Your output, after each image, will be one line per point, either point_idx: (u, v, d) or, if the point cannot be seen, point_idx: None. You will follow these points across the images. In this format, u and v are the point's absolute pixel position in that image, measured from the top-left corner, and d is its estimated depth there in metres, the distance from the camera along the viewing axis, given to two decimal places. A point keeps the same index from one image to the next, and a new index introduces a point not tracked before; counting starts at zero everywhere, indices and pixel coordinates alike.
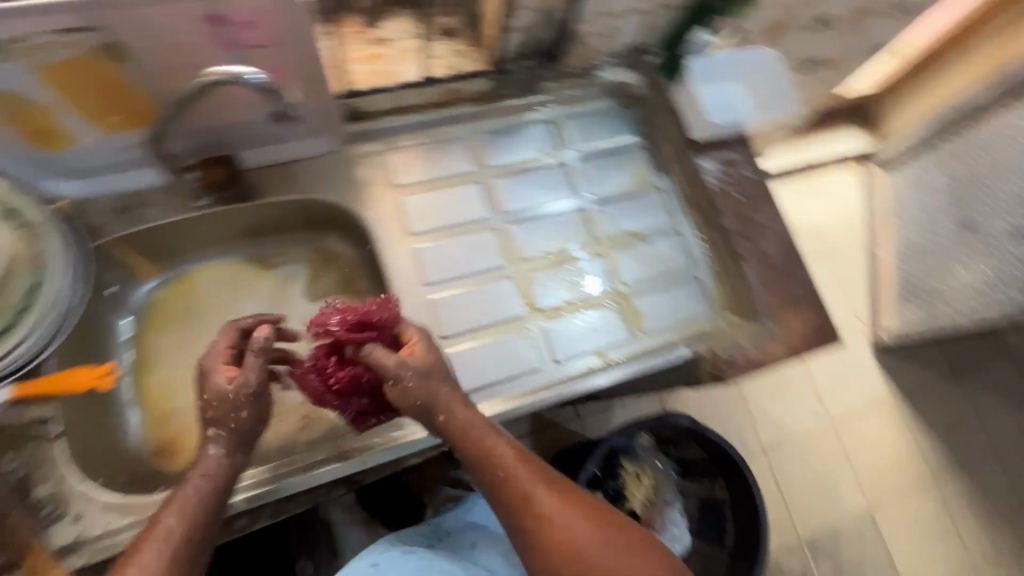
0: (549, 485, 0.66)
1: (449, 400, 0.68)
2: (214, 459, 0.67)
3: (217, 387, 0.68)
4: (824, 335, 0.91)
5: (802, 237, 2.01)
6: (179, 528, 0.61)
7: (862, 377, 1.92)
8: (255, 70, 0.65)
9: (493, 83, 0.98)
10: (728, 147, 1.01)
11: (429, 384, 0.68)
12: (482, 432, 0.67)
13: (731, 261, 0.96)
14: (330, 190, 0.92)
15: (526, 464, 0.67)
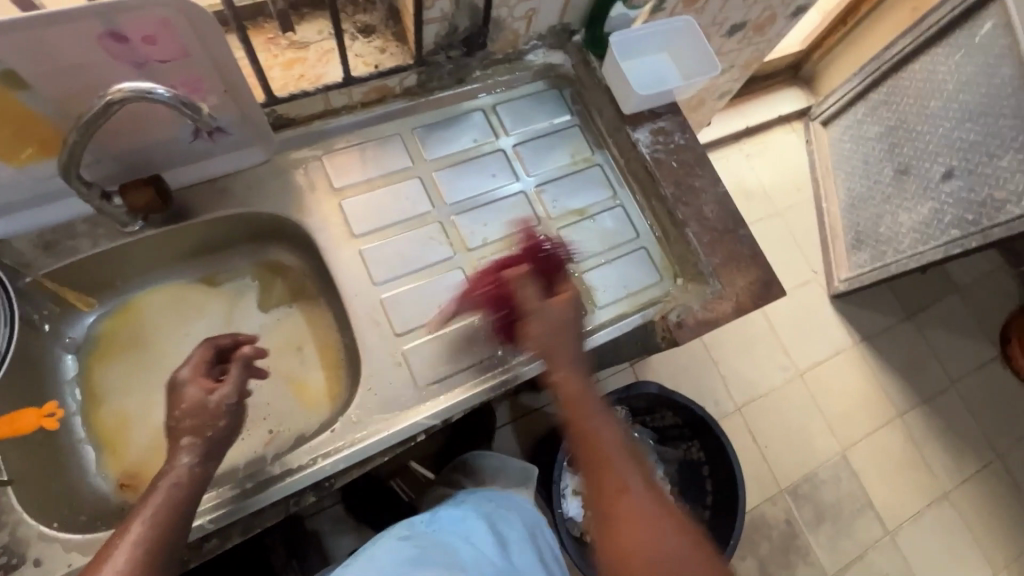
0: (634, 464, 0.70)
1: (565, 366, 0.75)
2: (185, 467, 0.66)
3: (196, 398, 0.70)
4: (767, 287, 0.95)
5: (753, 199, 2.06)
6: (145, 541, 0.59)
7: (823, 326, 2.00)
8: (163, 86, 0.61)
9: (420, 77, 0.97)
10: (660, 117, 1.03)
11: (564, 328, 0.77)
12: (590, 412, 0.72)
13: (674, 228, 0.98)
14: (266, 201, 0.90)
15: (617, 438, 0.71)
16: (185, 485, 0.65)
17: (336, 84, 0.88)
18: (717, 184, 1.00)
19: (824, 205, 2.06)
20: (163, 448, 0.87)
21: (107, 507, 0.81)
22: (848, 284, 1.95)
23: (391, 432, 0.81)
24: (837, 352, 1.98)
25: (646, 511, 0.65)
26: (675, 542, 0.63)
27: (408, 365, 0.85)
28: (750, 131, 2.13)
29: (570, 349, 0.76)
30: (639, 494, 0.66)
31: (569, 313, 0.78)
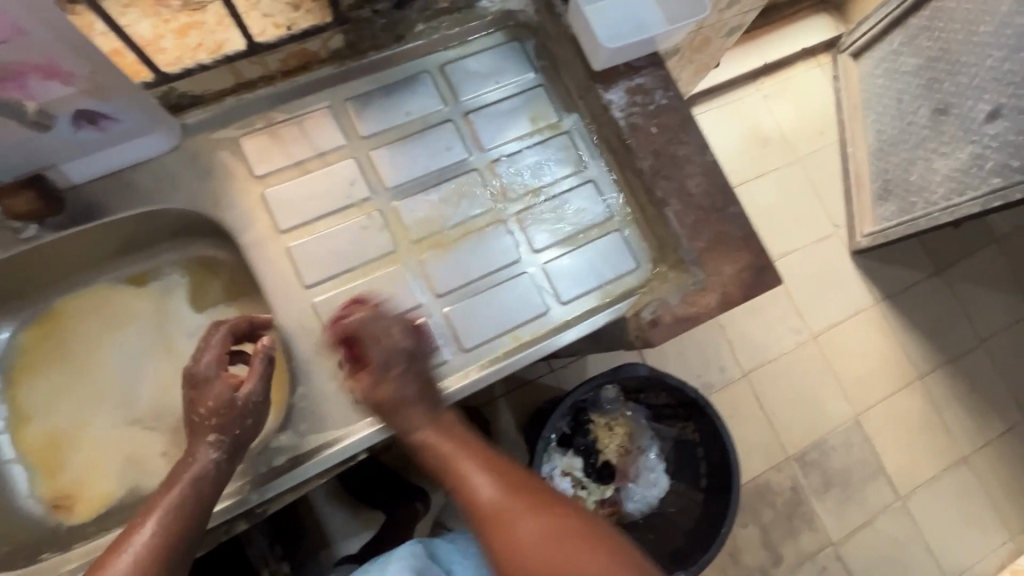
0: (498, 476, 0.70)
1: (421, 425, 0.74)
2: (211, 462, 0.69)
3: (224, 395, 0.70)
4: (758, 276, 0.82)
5: (771, 143, 1.81)
6: (161, 531, 0.63)
7: (842, 284, 1.78)
8: None
9: (349, 37, 0.83)
10: (638, 73, 0.87)
11: (413, 405, 0.74)
12: (446, 449, 0.73)
13: (652, 207, 0.85)
14: (180, 193, 0.79)
15: (481, 461, 0.72)
16: (207, 481, 0.68)
17: (240, 53, 0.77)
18: (705, 152, 0.85)
19: (850, 150, 1.81)
20: (95, 467, 0.81)
21: (41, 532, 0.77)
22: (870, 240, 1.72)
23: (339, 447, 0.76)
24: (849, 317, 1.76)
25: (519, 524, 0.65)
26: (550, 541, 0.62)
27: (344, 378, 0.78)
28: (767, 69, 1.85)
29: (413, 396, 0.74)
30: (507, 515, 0.66)
31: (389, 367, 0.73)
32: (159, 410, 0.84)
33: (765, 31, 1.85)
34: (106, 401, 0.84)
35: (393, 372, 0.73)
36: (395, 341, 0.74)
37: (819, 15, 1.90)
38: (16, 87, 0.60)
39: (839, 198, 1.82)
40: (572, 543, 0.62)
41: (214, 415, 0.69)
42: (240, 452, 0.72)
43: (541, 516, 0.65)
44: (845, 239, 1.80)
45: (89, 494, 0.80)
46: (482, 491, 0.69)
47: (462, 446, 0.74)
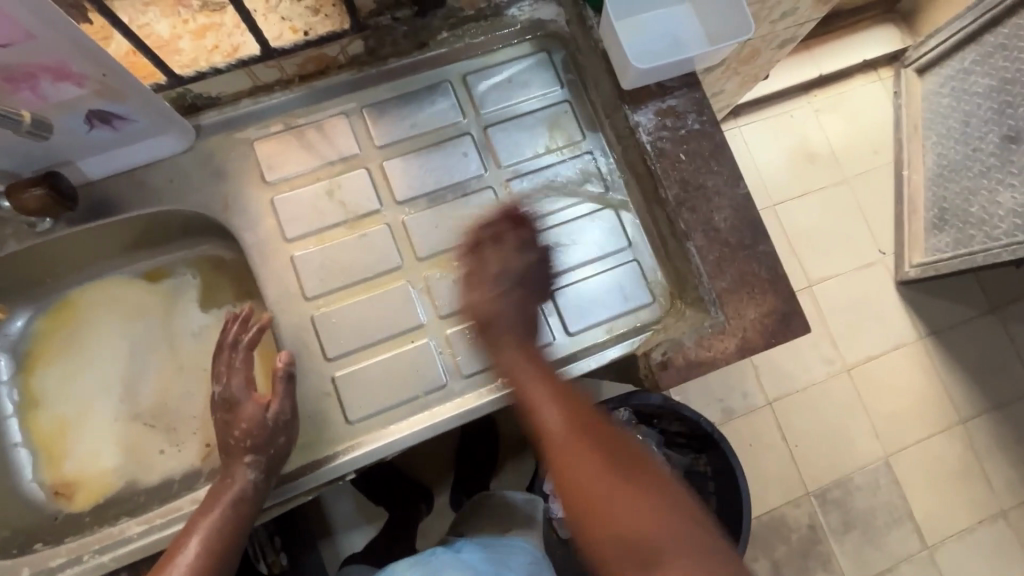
0: (573, 418, 0.64)
1: (505, 345, 0.71)
2: (250, 483, 0.71)
3: (256, 416, 0.71)
4: (781, 322, 0.76)
5: (818, 162, 1.71)
6: (205, 552, 0.66)
7: (883, 316, 1.66)
8: None
9: (370, 43, 0.79)
10: (670, 94, 0.81)
11: (506, 317, 0.72)
12: (524, 373, 0.69)
13: (673, 238, 0.80)
14: (189, 194, 0.78)
15: (557, 389, 0.67)
16: (247, 502, 0.70)
17: (255, 58, 0.74)
18: (736, 183, 0.79)
19: (905, 172, 1.68)
20: (97, 458, 0.83)
21: (42, 518, 0.79)
22: (919, 271, 1.60)
23: (325, 468, 0.75)
24: (889, 349, 1.64)
25: (589, 459, 0.60)
26: (644, 514, 0.56)
27: (338, 395, 0.77)
28: (822, 81, 1.74)
29: (512, 315, 0.72)
30: (578, 446, 0.61)
31: (492, 284, 0.73)
32: (162, 407, 0.85)
33: (822, 41, 1.74)
34: (112, 394, 0.85)
35: (505, 290, 0.73)
36: (517, 257, 0.75)
37: (883, 26, 1.76)
38: (27, 88, 0.60)
39: (886, 224, 1.69)
40: (642, 491, 0.57)
41: (249, 437, 0.71)
42: (275, 471, 0.73)
43: (616, 455, 0.61)
44: (891, 267, 1.67)
45: (89, 484, 0.82)
46: (556, 420, 0.64)
47: (542, 372, 0.69)
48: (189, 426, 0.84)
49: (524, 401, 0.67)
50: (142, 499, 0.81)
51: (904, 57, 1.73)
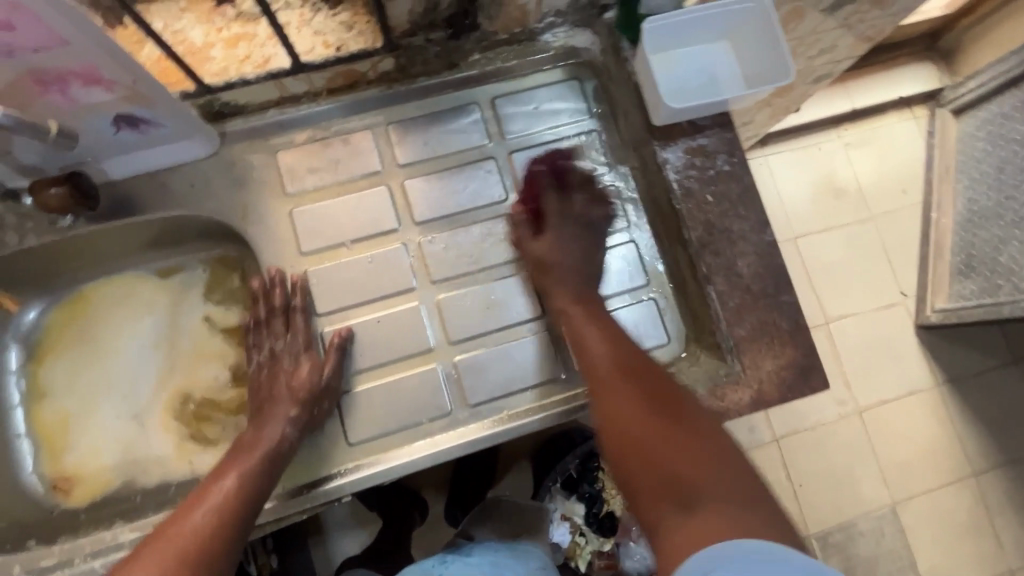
0: (619, 356, 0.68)
1: (558, 288, 0.75)
2: (285, 435, 0.72)
3: (310, 378, 0.73)
4: (798, 376, 0.74)
5: (845, 198, 1.67)
6: (235, 490, 0.66)
7: (901, 359, 1.60)
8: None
9: (401, 61, 0.78)
10: (702, 133, 0.79)
11: (562, 254, 0.77)
12: (573, 314, 0.73)
13: (694, 281, 0.78)
14: (208, 201, 0.78)
15: (604, 330, 0.71)
16: (278, 454, 0.71)
17: (285, 71, 0.73)
18: (764, 230, 0.77)
19: (933, 214, 1.62)
20: (98, 454, 0.83)
21: (38, 511, 0.79)
22: (940, 316, 1.54)
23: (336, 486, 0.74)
24: (900, 395, 1.58)
25: (634, 396, 0.64)
26: (681, 447, 0.59)
27: (342, 415, 0.76)
28: (854, 115, 1.70)
29: (571, 261, 0.77)
30: (623, 390, 0.64)
31: (558, 230, 0.78)
32: (164, 409, 0.84)
33: (857, 75, 1.70)
34: (117, 390, 0.85)
35: (569, 236, 0.78)
36: (581, 207, 0.80)
37: (921, 63, 1.71)
38: (58, 91, 0.60)
39: (909, 265, 1.64)
40: (684, 432, 0.60)
41: (298, 392, 0.73)
42: (310, 432, 0.75)
43: (664, 398, 0.63)
44: (911, 311, 1.62)
45: (89, 480, 0.82)
46: (600, 358, 0.68)
47: (593, 315, 0.73)
48: (190, 429, 0.83)
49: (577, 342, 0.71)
50: (138, 502, 0.80)
51: (940, 96, 1.68)
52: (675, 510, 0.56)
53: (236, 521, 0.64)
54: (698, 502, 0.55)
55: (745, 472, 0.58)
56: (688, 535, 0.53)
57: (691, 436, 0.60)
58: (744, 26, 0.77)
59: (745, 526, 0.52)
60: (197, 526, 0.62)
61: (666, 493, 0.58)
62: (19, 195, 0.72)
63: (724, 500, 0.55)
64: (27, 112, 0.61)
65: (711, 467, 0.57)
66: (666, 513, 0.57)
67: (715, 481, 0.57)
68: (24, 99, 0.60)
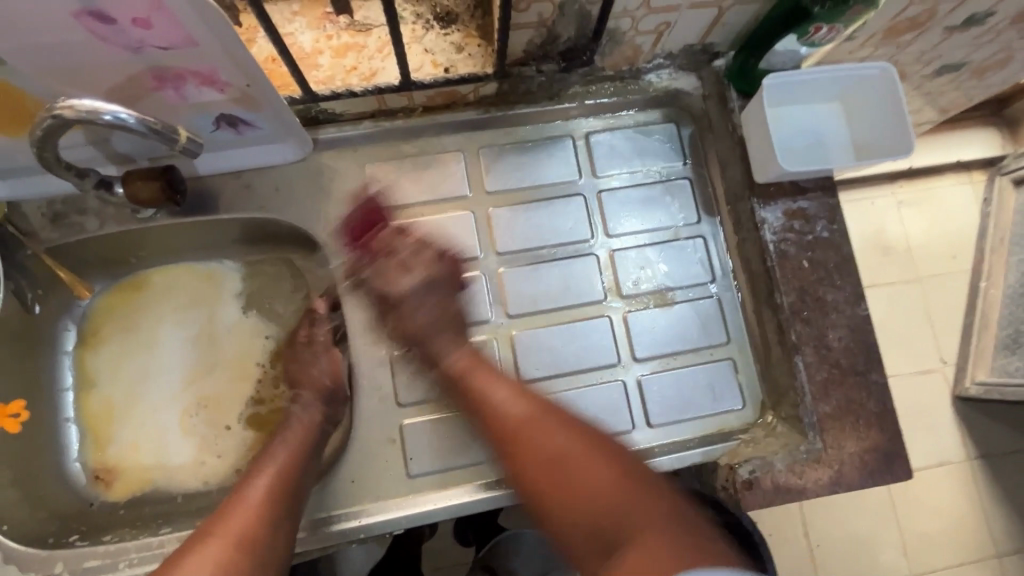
0: (527, 400, 0.68)
1: (445, 346, 0.72)
2: (303, 415, 0.71)
3: (299, 352, 0.76)
4: (880, 462, 0.71)
5: (917, 250, 1.35)
6: (274, 483, 0.64)
7: (932, 427, 1.30)
8: (115, 108, 0.48)
9: (503, 87, 0.76)
10: (803, 195, 0.76)
11: (439, 315, 0.72)
12: (470, 367, 0.71)
13: (780, 347, 0.75)
14: (292, 209, 0.76)
15: (507, 380, 0.70)
16: (308, 431, 0.70)
17: (392, 87, 0.70)
18: (858, 303, 0.74)
19: (981, 283, 1.31)
20: (141, 449, 0.80)
21: (79, 502, 0.77)
22: (981, 390, 1.24)
23: (385, 521, 0.70)
24: (927, 466, 1.29)
25: (549, 441, 0.63)
26: (598, 496, 0.58)
27: (401, 445, 0.73)
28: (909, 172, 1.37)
29: (435, 326, 0.72)
30: (540, 435, 0.64)
31: (413, 297, 0.72)
32: (212, 410, 0.81)
33: None
34: (165, 386, 0.82)
35: (426, 294, 0.73)
36: (430, 262, 0.74)
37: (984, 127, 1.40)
38: (172, 87, 0.58)
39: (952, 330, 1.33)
40: (607, 470, 0.60)
41: (294, 373, 0.75)
42: (331, 401, 0.73)
43: (574, 445, 0.62)
44: (949, 379, 1.31)
45: (131, 476, 0.79)
46: (505, 405, 0.67)
47: (484, 365, 0.71)
48: (237, 435, 0.80)
49: (474, 393, 0.69)
50: (179, 503, 0.78)
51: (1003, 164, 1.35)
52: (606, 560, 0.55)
53: (288, 503, 0.63)
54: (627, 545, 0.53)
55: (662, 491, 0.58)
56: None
57: (602, 473, 0.60)
58: (867, 93, 0.75)
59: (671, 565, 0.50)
60: (252, 506, 0.61)
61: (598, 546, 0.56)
62: (110, 185, 0.66)
63: (650, 530, 0.53)
64: (136, 106, 0.59)
65: (631, 501, 0.57)
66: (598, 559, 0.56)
67: (638, 514, 0.56)
68: (137, 93, 0.58)
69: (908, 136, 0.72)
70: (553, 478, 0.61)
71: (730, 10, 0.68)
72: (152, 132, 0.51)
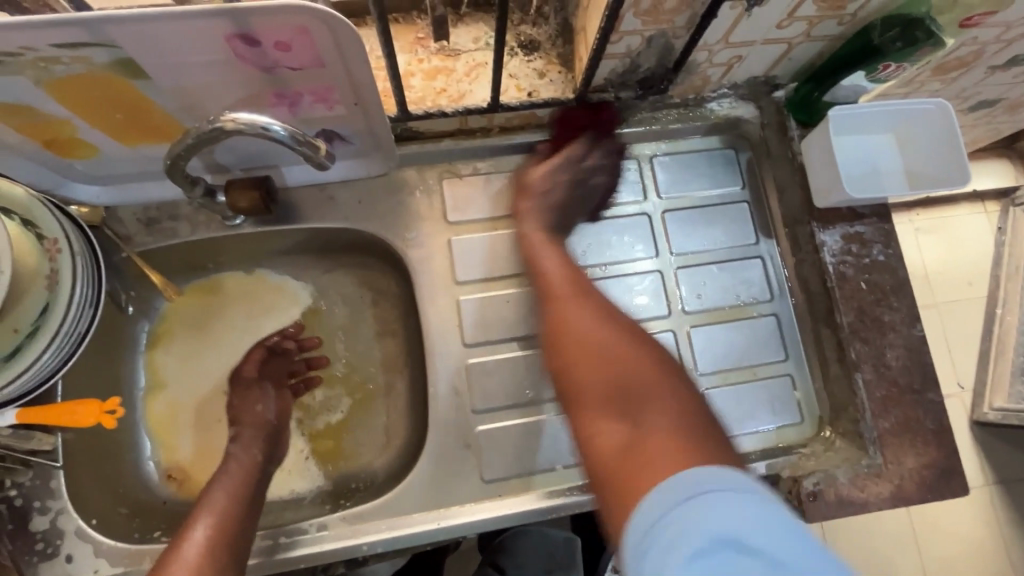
0: (576, 276, 0.69)
1: (531, 214, 0.75)
2: (243, 457, 0.71)
3: (246, 391, 0.77)
4: (938, 478, 0.73)
5: (936, 275, 1.38)
6: (216, 529, 0.62)
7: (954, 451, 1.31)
8: (274, 122, 0.52)
9: (577, 110, 0.81)
10: (860, 220, 0.80)
11: (560, 189, 0.77)
12: (539, 246, 0.73)
13: (839, 365, 0.78)
14: (373, 220, 0.80)
15: (565, 259, 0.71)
16: (248, 475, 0.69)
17: (480, 108, 0.74)
18: (914, 324, 0.77)
19: (996, 310, 1.32)
20: (209, 450, 0.81)
21: (151, 501, 0.78)
22: (998, 415, 1.26)
23: (462, 522, 0.72)
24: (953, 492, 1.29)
25: (589, 307, 0.64)
26: (621, 360, 0.59)
27: (477, 451, 0.75)
28: (927, 200, 1.41)
29: (554, 197, 0.76)
30: (576, 304, 0.64)
31: (552, 169, 0.77)
32: None
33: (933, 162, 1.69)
34: None
35: (558, 170, 0.77)
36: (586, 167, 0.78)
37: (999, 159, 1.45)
38: (288, 104, 0.62)
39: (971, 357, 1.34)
40: (639, 347, 0.60)
41: (239, 410, 0.76)
42: (270, 447, 0.74)
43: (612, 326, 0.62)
44: (966, 404, 1.32)
45: (199, 477, 0.81)
46: (558, 270, 0.69)
47: (548, 243, 0.73)
48: (312, 439, 0.83)
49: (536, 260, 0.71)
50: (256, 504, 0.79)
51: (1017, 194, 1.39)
52: (618, 421, 0.55)
53: (233, 551, 0.62)
54: (644, 416, 0.54)
55: (686, 382, 0.58)
56: (626, 449, 0.52)
57: (631, 350, 0.60)
58: (919, 129, 0.80)
59: (684, 448, 0.50)
60: (192, 560, 0.59)
61: (611, 405, 0.57)
62: (213, 194, 0.69)
63: (672, 415, 0.54)
64: None
65: (669, 390, 0.56)
66: (605, 421, 0.56)
67: (664, 394, 0.55)
68: (257, 108, 0.62)
69: (965, 170, 0.76)
70: (585, 342, 0.61)
71: (801, 46, 0.73)
72: (296, 145, 0.55)
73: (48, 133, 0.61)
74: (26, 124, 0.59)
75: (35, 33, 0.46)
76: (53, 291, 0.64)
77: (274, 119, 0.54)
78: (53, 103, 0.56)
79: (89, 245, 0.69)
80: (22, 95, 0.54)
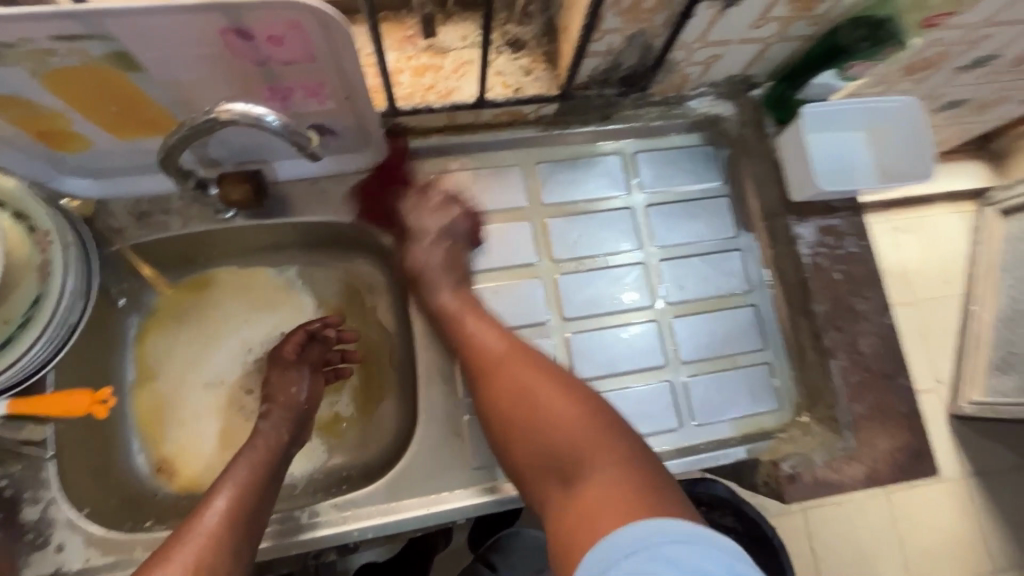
0: (506, 336, 0.71)
1: (439, 283, 0.76)
2: (270, 436, 0.72)
3: (284, 372, 0.78)
4: (908, 460, 0.76)
5: (912, 272, 1.42)
6: (233, 505, 0.62)
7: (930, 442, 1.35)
8: (268, 113, 0.54)
9: (562, 107, 0.83)
10: (835, 214, 0.83)
11: (442, 256, 0.77)
12: (458, 313, 0.74)
13: (815, 352, 0.81)
14: (363, 214, 0.81)
15: (489, 319, 0.73)
16: (272, 456, 0.70)
17: (467, 104, 0.76)
18: (885, 313, 0.80)
19: (972, 307, 1.36)
20: (199, 442, 0.82)
21: (141, 493, 0.79)
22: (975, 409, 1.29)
23: (450, 508, 0.73)
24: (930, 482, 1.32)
25: (516, 369, 0.67)
26: (550, 423, 0.62)
27: (466, 439, 0.76)
28: (903, 200, 1.45)
29: (436, 266, 0.76)
30: (506, 370, 0.67)
31: (429, 237, 0.77)
32: None
33: None
34: (228, 380, 0.84)
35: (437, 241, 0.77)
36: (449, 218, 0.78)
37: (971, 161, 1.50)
38: (280, 99, 0.64)
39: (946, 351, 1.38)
40: (571, 401, 0.63)
41: (274, 390, 0.77)
42: (297, 432, 0.75)
43: (547, 384, 0.65)
44: (944, 400, 1.36)
45: (190, 468, 0.81)
46: (483, 336, 0.71)
47: (467, 305, 0.74)
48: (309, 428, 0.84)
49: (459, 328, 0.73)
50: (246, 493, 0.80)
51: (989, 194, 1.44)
52: (559, 486, 0.60)
53: (246, 528, 0.62)
54: (579, 476, 0.58)
55: (619, 424, 0.61)
56: (566, 512, 0.57)
57: (563, 407, 0.62)
58: (891, 128, 0.83)
59: (620, 497, 0.53)
60: (206, 534, 0.59)
61: (550, 467, 0.61)
62: (205, 187, 0.71)
63: (607, 467, 0.57)
64: None
65: (600, 444, 0.59)
66: (551, 486, 0.61)
67: (596, 449, 0.58)
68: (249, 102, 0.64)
69: (928, 168, 0.81)
70: (517, 409, 0.65)
71: (776, 46, 0.76)
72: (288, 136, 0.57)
73: (40, 126, 0.62)
74: (19, 115, 0.60)
75: (32, 24, 0.47)
76: (46, 281, 0.65)
77: (266, 109, 0.56)
78: (47, 94, 0.57)
79: (81, 237, 0.70)
80: (17, 87, 0.55)
